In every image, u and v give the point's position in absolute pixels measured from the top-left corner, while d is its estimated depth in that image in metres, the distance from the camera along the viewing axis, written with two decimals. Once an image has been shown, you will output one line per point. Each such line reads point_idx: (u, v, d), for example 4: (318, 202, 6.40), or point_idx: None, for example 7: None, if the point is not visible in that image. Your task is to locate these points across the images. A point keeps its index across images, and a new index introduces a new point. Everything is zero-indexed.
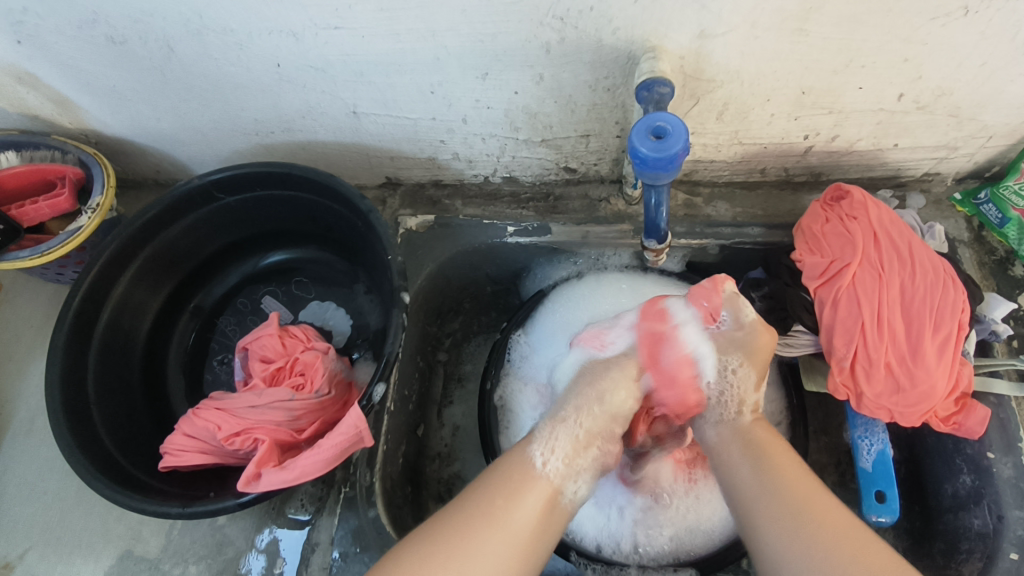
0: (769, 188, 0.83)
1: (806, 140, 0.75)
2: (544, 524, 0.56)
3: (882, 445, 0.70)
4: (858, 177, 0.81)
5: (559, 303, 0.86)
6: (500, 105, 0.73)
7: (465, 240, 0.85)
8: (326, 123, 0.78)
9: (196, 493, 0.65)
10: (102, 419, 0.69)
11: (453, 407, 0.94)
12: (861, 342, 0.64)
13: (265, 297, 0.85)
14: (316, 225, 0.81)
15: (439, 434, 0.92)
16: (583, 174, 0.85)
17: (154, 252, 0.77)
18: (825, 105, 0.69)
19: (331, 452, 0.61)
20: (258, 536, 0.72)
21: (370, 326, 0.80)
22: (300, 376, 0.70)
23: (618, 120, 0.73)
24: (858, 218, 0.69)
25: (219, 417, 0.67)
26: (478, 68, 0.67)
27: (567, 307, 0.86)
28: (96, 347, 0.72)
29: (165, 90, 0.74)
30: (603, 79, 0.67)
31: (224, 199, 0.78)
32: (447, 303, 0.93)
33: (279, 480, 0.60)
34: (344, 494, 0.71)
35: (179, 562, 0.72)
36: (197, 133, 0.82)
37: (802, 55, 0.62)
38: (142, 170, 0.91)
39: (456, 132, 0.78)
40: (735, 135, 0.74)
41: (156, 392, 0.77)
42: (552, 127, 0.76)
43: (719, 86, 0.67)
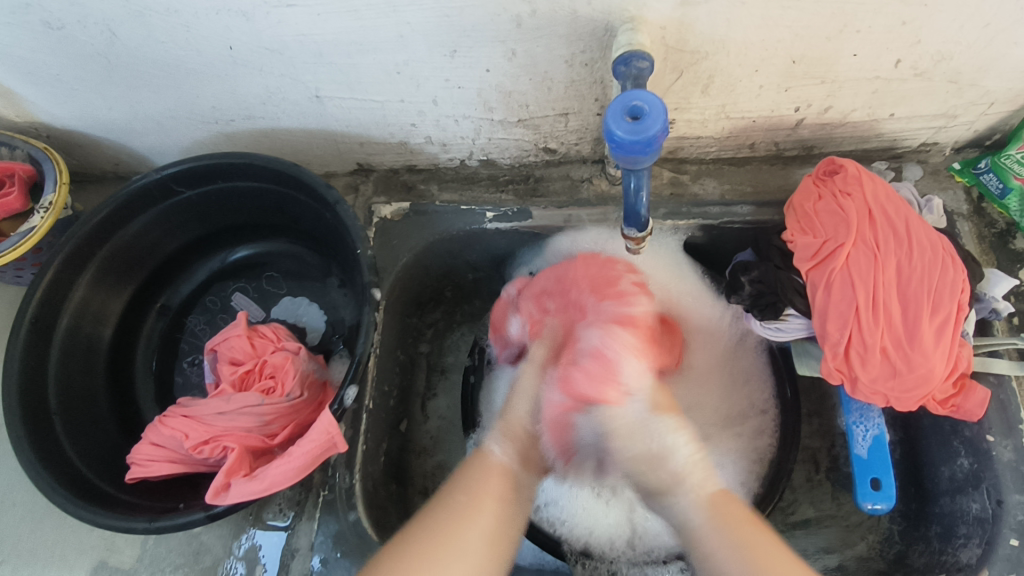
0: (758, 163, 0.79)
1: (797, 113, 0.71)
2: (506, 516, 0.59)
3: (877, 430, 0.67)
4: (852, 149, 0.77)
5: None
6: (472, 84, 0.68)
7: (441, 228, 0.81)
8: (289, 108, 0.74)
9: (166, 505, 0.62)
10: (66, 429, 0.66)
11: (437, 399, 0.92)
12: (855, 326, 0.61)
13: (235, 294, 0.81)
14: (284, 218, 0.77)
15: (423, 427, 0.89)
16: (564, 154, 0.81)
17: (112, 252, 0.73)
18: (817, 75, 0.65)
19: (303, 459, 0.59)
20: (236, 543, 0.70)
21: (345, 321, 0.77)
22: (270, 379, 0.66)
23: (598, 96, 0.69)
24: (853, 194, 0.65)
25: (186, 425, 0.64)
26: (445, 45, 0.62)
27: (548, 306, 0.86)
28: (56, 354, 0.69)
29: (113, 78, 0.69)
30: (579, 53, 0.63)
31: (184, 193, 0.74)
32: (427, 293, 0.90)
33: (248, 491, 0.57)
34: (323, 497, 0.68)
35: (156, 572, 0.70)
36: (153, 123, 0.78)
37: (792, 21, 0.57)
38: (101, 163, 0.87)
39: (427, 114, 0.74)
40: (722, 109, 0.70)
41: (124, 397, 0.74)
42: (529, 105, 0.71)
43: (704, 57, 0.62)
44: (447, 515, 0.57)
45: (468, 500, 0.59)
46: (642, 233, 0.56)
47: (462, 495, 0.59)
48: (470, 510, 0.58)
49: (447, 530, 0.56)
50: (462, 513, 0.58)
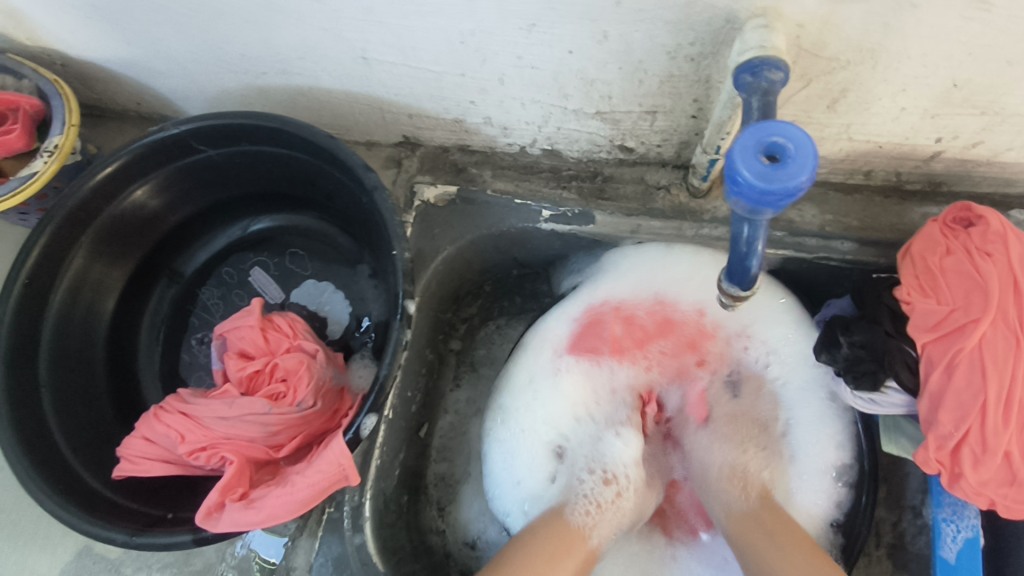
0: (871, 193, 0.67)
1: (937, 143, 0.58)
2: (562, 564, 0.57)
3: (971, 533, 0.57)
4: (990, 192, 0.64)
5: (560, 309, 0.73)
6: (548, 66, 0.57)
7: (491, 223, 0.72)
8: (330, 67, 0.63)
9: (153, 512, 0.56)
10: (55, 407, 0.60)
11: (458, 391, 0.83)
12: (977, 420, 0.51)
13: (254, 269, 0.73)
14: (315, 192, 0.68)
15: (440, 422, 0.81)
16: (641, 154, 0.70)
17: (118, 214, 0.65)
18: (979, 104, 0.52)
19: (307, 492, 0.51)
20: (234, 547, 0.64)
21: (372, 318, 0.69)
22: (280, 383, 0.58)
23: (697, 97, 0.57)
24: (995, 255, 0.53)
25: (183, 424, 0.56)
26: (523, 17, 0.51)
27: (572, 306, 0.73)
28: (52, 319, 0.62)
29: (131, 10, 0.59)
30: (687, 45, 0.51)
31: (205, 152, 0.65)
32: (466, 286, 0.81)
33: (244, 521, 0.50)
34: (328, 514, 0.62)
35: (141, 568, 0.64)
36: (176, 64, 0.68)
37: (971, 35, 0.45)
38: (121, 100, 0.78)
39: (489, 93, 0.63)
40: (845, 129, 0.58)
41: (124, 371, 0.68)
42: (612, 98, 0.60)
43: (843, 67, 0.50)
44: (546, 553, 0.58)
45: (557, 553, 0.58)
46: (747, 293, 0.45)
47: (546, 547, 0.58)
48: (558, 563, 0.57)
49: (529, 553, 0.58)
50: (555, 559, 0.57)
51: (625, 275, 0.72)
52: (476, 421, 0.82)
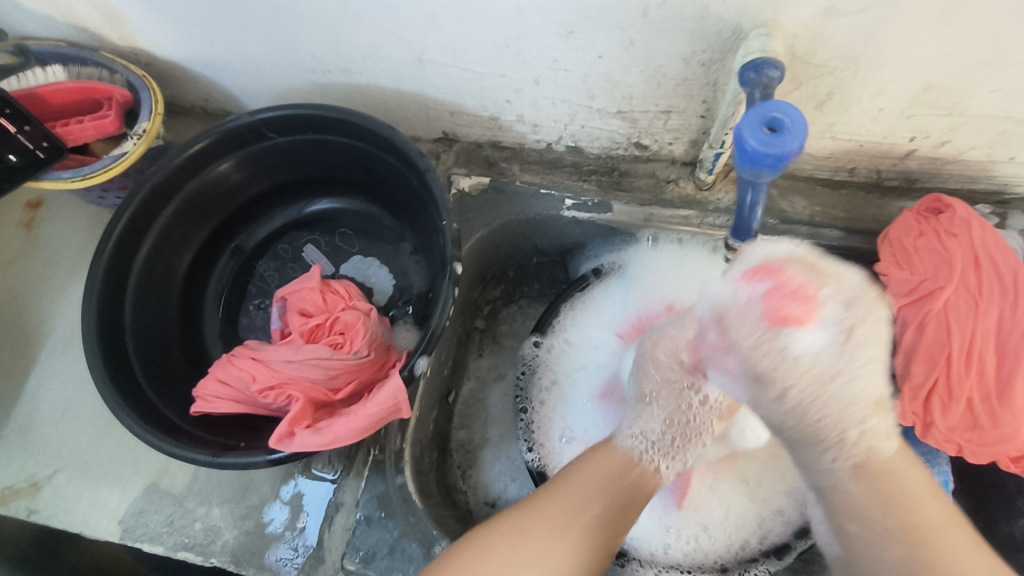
0: (854, 189, 0.77)
1: (910, 143, 0.68)
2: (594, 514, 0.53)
3: (946, 477, 0.66)
4: (957, 189, 0.74)
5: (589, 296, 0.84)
6: (579, 68, 0.67)
7: (518, 209, 0.81)
8: (389, 67, 0.73)
9: (227, 441, 0.64)
10: (138, 354, 0.68)
11: (481, 358, 0.92)
12: (943, 372, 0.59)
13: (307, 246, 0.82)
14: (368, 176, 0.77)
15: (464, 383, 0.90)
16: (654, 152, 0.79)
17: (195, 190, 0.74)
18: (944, 106, 0.62)
19: (366, 421, 0.59)
20: (283, 487, 0.72)
21: (414, 289, 0.77)
22: (340, 335, 0.67)
23: (706, 98, 0.67)
24: (959, 236, 0.63)
25: (254, 367, 0.65)
26: (562, 25, 0.61)
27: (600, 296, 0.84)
28: (135, 279, 0.70)
29: (222, 14, 0.69)
30: (699, 52, 0.61)
31: (274, 139, 0.74)
32: (491, 270, 0.89)
33: (312, 443, 0.58)
34: (373, 457, 0.70)
35: (204, 502, 0.73)
36: (250, 64, 0.77)
37: (934, 46, 0.55)
38: (190, 97, 0.87)
39: (526, 92, 0.73)
40: (831, 128, 0.68)
41: (191, 330, 0.76)
42: (633, 99, 0.70)
43: (829, 72, 0.60)
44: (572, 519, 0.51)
45: (599, 493, 0.54)
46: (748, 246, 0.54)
47: (588, 480, 0.55)
48: (592, 512, 0.52)
49: (556, 516, 0.51)
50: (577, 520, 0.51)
51: (648, 265, 0.83)
52: (494, 386, 0.90)
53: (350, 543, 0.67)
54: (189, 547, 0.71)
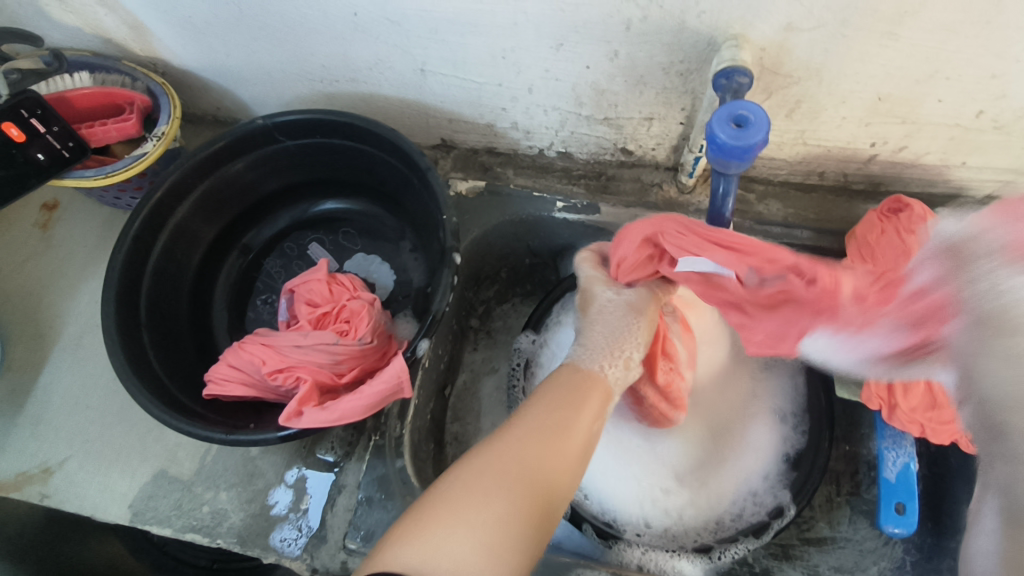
0: (825, 192, 0.83)
1: (872, 148, 0.74)
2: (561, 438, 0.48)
3: (908, 459, 0.71)
4: (918, 192, 0.80)
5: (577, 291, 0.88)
6: (569, 77, 0.72)
7: (512, 211, 0.86)
8: (392, 78, 0.79)
9: (237, 422, 0.67)
10: (152, 341, 0.72)
11: (475, 352, 0.96)
12: None
13: (313, 244, 0.87)
14: (371, 179, 0.82)
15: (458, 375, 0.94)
16: (639, 157, 0.85)
17: (209, 189, 0.78)
18: (899, 114, 0.68)
19: (371, 399, 0.64)
20: (288, 472, 0.74)
21: (413, 284, 0.82)
22: (345, 323, 0.72)
23: (685, 106, 0.73)
24: (917, 231, 0.68)
25: (264, 352, 0.69)
26: (554, 38, 0.67)
27: None
28: (151, 271, 0.75)
29: (239, 27, 0.74)
30: (678, 63, 0.67)
31: (284, 142, 0.79)
32: (486, 270, 0.94)
33: (320, 419, 0.62)
34: (374, 442, 0.73)
35: (211, 487, 0.74)
36: (263, 73, 0.83)
37: (887, 59, 0.61)
38: (203, 106, 0.93)
39: (519, 101, 0.78)
40: (800, 134, 0.74)
41: (201, 323, 0.80)
42: (618, 106, 0.76)
43: (795, 82, 0.66)
44: (558, 421, 0.48)
45: (578, 405, 0.51)
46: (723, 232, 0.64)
47: (562, 393, 0.51)
48: (568, 420, 0.49)
49: (538, 425, 0.47)
50: (542, 436, 0.46)
51: None
52: (487, 379, 0.95)
53: (352, 523, 0.70)
54: (196, 529, 0.73)
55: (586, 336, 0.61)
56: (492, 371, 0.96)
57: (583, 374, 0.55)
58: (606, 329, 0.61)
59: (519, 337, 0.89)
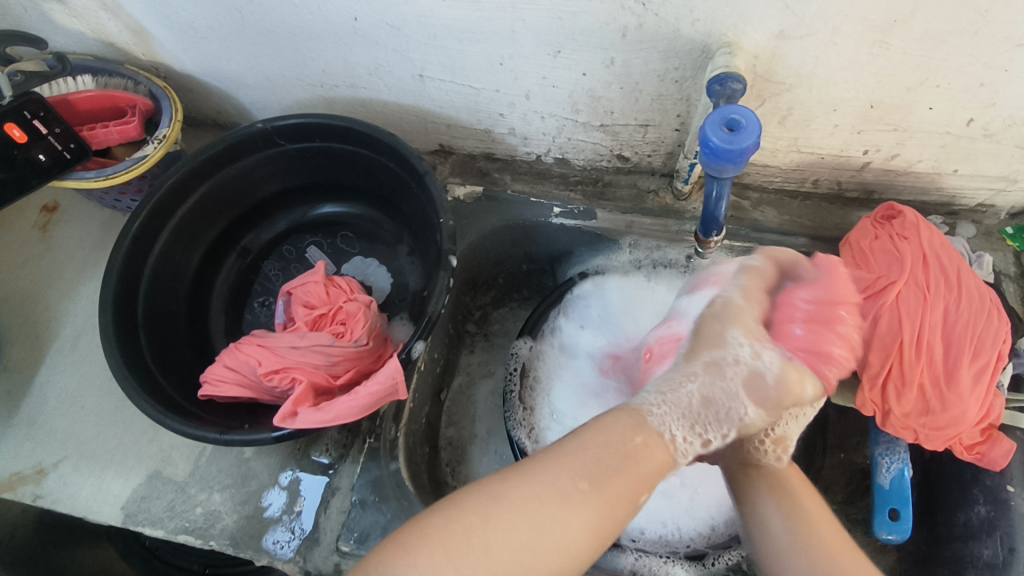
0: (819, 200, 0.83)
1: (864, 155, 0.75)
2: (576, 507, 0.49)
3: (902, 465, 0.71)
4: (911, 200, 0.81)
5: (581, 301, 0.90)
6: (566, 84, 0.73)
7: (509, 216, 0.87)
8: (391, 83, 0.80)
9: (232, 423, 0.68)
10: (149, 342, 0.72)
11: (472, 355, 0.97)
12: (897, 360, 0.65)
13: (311, 247, 0.87)
14: (370, 183, 0.83)
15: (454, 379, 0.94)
16: (635, 164, 0.86)
17: (208, 191, 0.79)
18: (891, 122, 0.69)
19: (366, 400, 0.64)
20: (282, 474, 0.74)
21: (410, 287, 0.82)
22: (341, 325, 0.72)
23: (680, 113, 0.74)
24: (909, 238, 0.69)
25: (260, 353, 0.69)
26: (551, 45, 0.68)
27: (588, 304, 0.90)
28: (149, 272, 0.75)
29: (241, 32, 0.76)
30: (673, 70, 0.68)
31: (283, 145, 0.80)
32: (483, 275, 0.94)
33: (314, 420, 0.62)
34: (368, 445, 0.73)
35: (205, 488, 0.74)
36: (263, 78, 0.84)
37: (878, 67, 0.62)
38: (204, 110, 0.93)
39: (516, 107, 0.79)
40: (794, 142, 0.75)
41: (198, 324, 0.80)
42: (614, 113, 0.76)
43: (788, 90, 0.67)
44: (604, 493, 0.49)
45: (631, 473, 0.51)
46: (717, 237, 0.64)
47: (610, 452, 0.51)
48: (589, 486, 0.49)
49: (579, 489, 0.48)
50: (570, 500, 0.48)
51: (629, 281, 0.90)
52: (482, 384, 0.95)
53: (344, 525, 0.70)
54: (189, 530, 0.72)
55: (669, 384, 0.58)
56: (488, 375, 0.96)
57: (638, 419, 0.54)
58: (685, 405, 0.56)
59: (515, 343, 0.87)
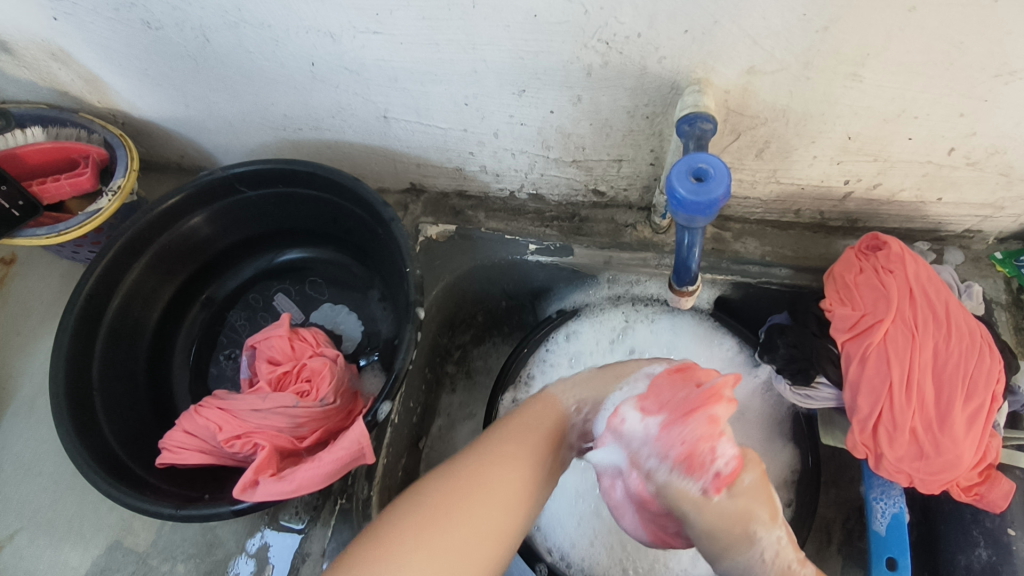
0: (802, 229, 0.81)
1: (846, 185, 0.72)
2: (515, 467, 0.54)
3: (897, 509, 0.68)
4: (895, 226, 0.79)
5: (554, 350, 0.85)
6: (534, 123, 0.71)
7: (483, 255, 0.84)
8: (356, 125, 0.77)
9: (192, 494, 0.64)
10: (103, 407, 0.68)
11: (454, 395, 0.93)
12: (887, 404, 0.62)
13: (278, 295, 0.84)
14: (336, 227, 0.80)
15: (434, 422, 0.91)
16: (611, 198, 0.83)
17: (166, 244, 0.76)
18: (870, 152, 0.66)
19: (331, 466, 0.61)
20: (249, 540, 0.70)
21: (381, 334, 0.79)
22: (306, 383, 0.69)
23: (653, 148, 0.72)
24: (895, 271, 0.66)
25: (221, 418, 0.66)
26: (515, 84, 0.65)
27: (558, 349, 0.85)
28: (105, 332, 0.72)
29: (196, 77, 0.73)
30: (643, 106, 0.65)
31: (245, 192, 0.77)
32: (460, 315, 0.91)
33: (275, 491, 0.59)
34: (339, 506, 0.69)
35: (168, 559, 0.70)
36: (224, 123, 0.81)
37: (852, 100, 0.60)
38: (167, 154, 0.90)
39: (486, 145, 0.77)
40: (772, 173, 0.72)
41: (159, 381, 0.77)
42: (586, 149, 0.74)
43: (763, 123, 0.64)
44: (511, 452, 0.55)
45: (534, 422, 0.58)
46: (691, 284, 0.63)
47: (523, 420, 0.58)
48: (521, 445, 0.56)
49: (491, 470, 0.53)
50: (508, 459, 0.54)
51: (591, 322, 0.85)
52: (463, 426, 0.92)
53: None
54: None
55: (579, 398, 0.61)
56: (470, 417, 0.93)
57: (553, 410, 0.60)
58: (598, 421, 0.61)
59: (500, 396, 0.82)
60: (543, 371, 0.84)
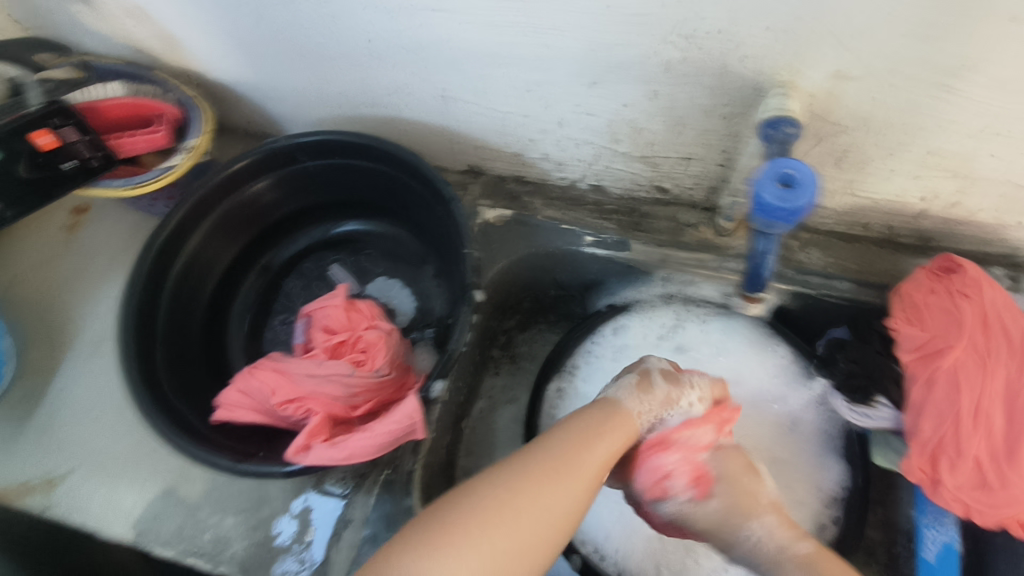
0: (870, 243, 0.78)
1: (923, 202, 0.70)
2: (563, 485, 0.51)
3: (949, 538, 0.67)
4: (970, 248, 0.76)
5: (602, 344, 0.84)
6: (605, 115, 0.70)
7: (539, 243, 0.83)
8: (414, 104, 0.77)
9: (245, 451, 0.66)
10: (165, 360, 0.70)
11: (497, 377, 0.94)
12: (952, 431, 0.60)
13: (334, 265, 0.85)
14: (396, 203, 0.80)
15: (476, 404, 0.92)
16: (674, 196, 0.82)
17: (231, 206, 0.77)
18: (954, 170, 0.64)
19: (381, 438, 0.61)
20: (294, 501, 0.72)
21: (434, 313, 0.80)
22: (362, 353, 0.70)
23: (725, 149, 0.70)
24: (971, 296, 0.64)
25: (276, 380, 0.68)
26: (589, 75, 0.64)
27: (605, 344, 0.84)
28: (169, 287, 0.73)
29: (260, 45, 0.73)
30: (721, 106, 0.64)
31: (305, 161, 0.77)
32: (510, 300, 0.90)
33: (327, 457, 0.60)
34: (385, 476, 0.70)
35: (218, 511, 0.73)
36: (296, 92, 0.82)
37: (944, 114, 0.57)
38: (235, 119, 0.92)
39: (550, 133, 0.76)
40: (847, 184, 0.70)
41: (214, 340, 0.79)
42: (655, 144, 0.73)
43: (845, 131, 0.62)
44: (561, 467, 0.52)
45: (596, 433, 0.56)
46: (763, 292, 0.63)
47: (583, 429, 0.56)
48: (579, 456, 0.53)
49: (539, 483, 0.50)
50: (557, 473, 0.51)
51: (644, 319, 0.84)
52: (504, 410, 0.93)
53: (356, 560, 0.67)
54: (199, 554, 0.71)
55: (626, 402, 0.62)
56: (511, 402, 0.93)
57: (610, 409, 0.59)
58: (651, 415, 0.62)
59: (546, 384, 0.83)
60: (588, 363, 0.83)
